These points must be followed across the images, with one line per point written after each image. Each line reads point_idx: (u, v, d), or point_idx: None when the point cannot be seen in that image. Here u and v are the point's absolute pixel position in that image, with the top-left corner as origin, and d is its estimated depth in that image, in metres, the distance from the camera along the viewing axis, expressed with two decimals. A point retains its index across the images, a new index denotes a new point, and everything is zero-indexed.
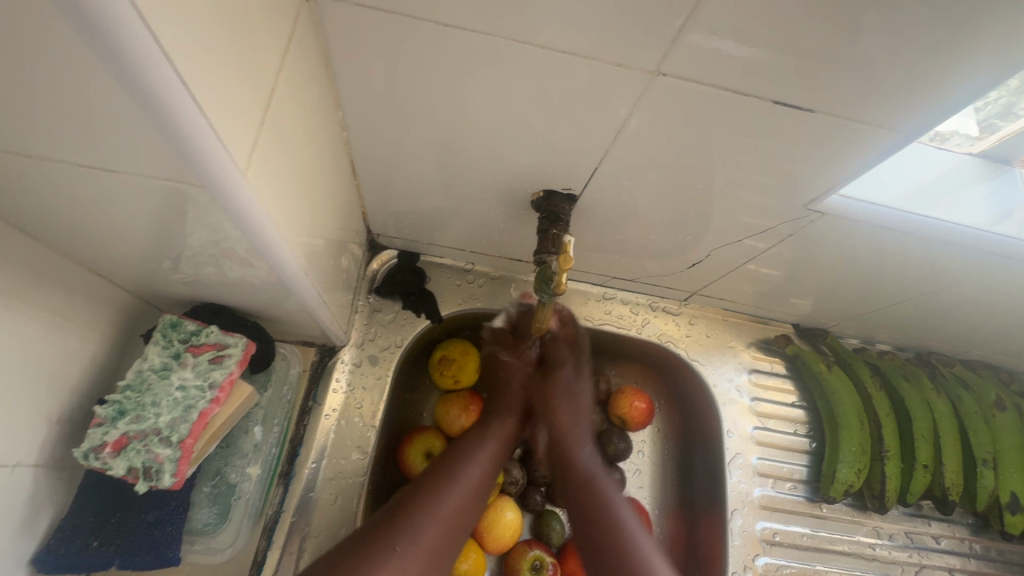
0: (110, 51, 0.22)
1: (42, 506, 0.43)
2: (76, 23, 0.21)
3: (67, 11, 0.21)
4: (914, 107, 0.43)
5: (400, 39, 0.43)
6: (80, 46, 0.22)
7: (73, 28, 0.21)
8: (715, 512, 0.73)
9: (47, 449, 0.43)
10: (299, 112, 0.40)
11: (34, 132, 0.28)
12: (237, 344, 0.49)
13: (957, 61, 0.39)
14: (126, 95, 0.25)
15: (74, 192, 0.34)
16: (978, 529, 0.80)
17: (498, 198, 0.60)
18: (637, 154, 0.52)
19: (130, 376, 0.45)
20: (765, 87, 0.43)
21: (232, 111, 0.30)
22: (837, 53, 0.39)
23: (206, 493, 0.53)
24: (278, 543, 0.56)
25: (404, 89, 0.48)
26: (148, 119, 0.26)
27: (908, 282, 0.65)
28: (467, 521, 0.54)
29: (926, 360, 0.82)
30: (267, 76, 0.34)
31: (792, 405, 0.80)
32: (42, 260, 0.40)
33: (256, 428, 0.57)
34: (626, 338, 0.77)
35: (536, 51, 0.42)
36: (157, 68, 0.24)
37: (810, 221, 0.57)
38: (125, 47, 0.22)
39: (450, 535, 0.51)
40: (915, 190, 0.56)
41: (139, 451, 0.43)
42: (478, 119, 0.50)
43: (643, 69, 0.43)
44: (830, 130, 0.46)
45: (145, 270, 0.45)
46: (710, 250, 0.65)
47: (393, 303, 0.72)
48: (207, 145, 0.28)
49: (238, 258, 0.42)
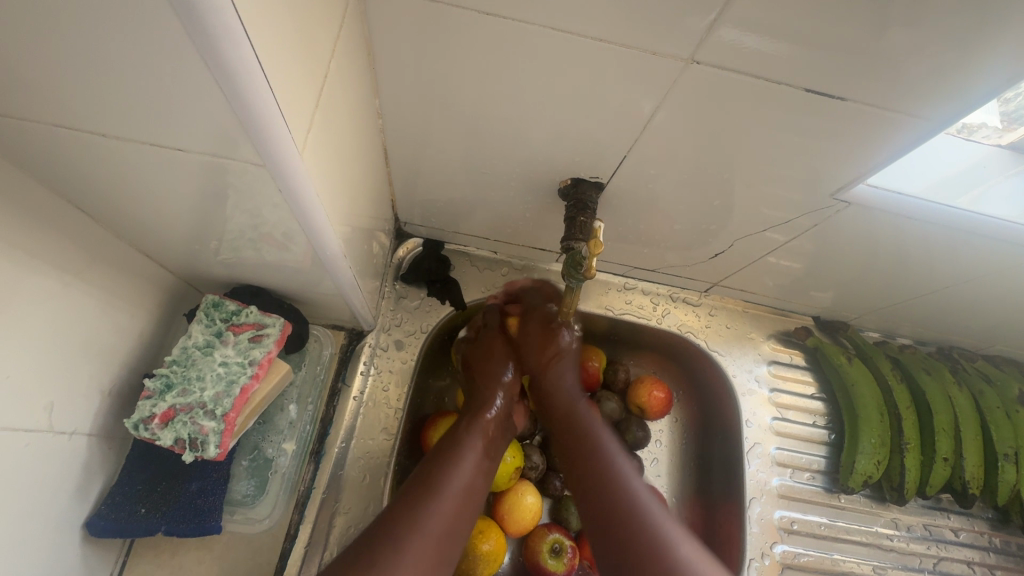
0: (198, 28, 0.24)
1: (94, 474, 0.45)
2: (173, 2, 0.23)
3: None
4: (946, 97, 0.43)
5: (437, 27, 0.44)
6: (175, 29, 0.24)
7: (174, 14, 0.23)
8: (733, 500, 0.74)
9: (98, 420, 0.45)
10: (344, 100, 0.42)
11: (104, 108, 0.29)
12: (275, 324, 0.50)
13: (993, 49, 0.39)
14: (209, 76, 0.26)
15: (133, 173, 0.35)
16: (998, 523, 0.80)
17: (525, 187, 0.61)
18: (664, 144, 0.52)
19: (176, 353, 0.47)
20: (797, 77, 0.43)
21: (292, 92, 0.32)
22: (871, 41, 0.39)
23: (244, 466, 0.57)
24: (310, 518, 0.57)
25: (438, 78, 0.49)
26: (223, 95, 0.27)
27: (932, 274, 0.65)
28: (473, 503, 0.54)
29: (948, 355, 0.82)
30: (320, 63, 0.35)
31: (810, 397, 0.80)
32: (96, 240, 0.42)
33: (290, 407, 0.61)
34: (646, 328, 0.78)
35: (570, 40, 0.43)
36: (237, 45, 0.25)
37: (835, 212, 0.57)
38: (217, 30, 0.24)
39: (457, 519, 0.52)
40: (942, 181, 0.56)
41: (185, 423, 0.45)
42: (509, 108, 0.51)
43: (675, 58, 0.43)
44: (862, 119, 0.46)
45: (190, 251, 0.47)
46: (733, 241, 0.66)
47: (418, 290, 0.73)
48: (272, 122, 0.30)
49: (277, 243, 0.44)
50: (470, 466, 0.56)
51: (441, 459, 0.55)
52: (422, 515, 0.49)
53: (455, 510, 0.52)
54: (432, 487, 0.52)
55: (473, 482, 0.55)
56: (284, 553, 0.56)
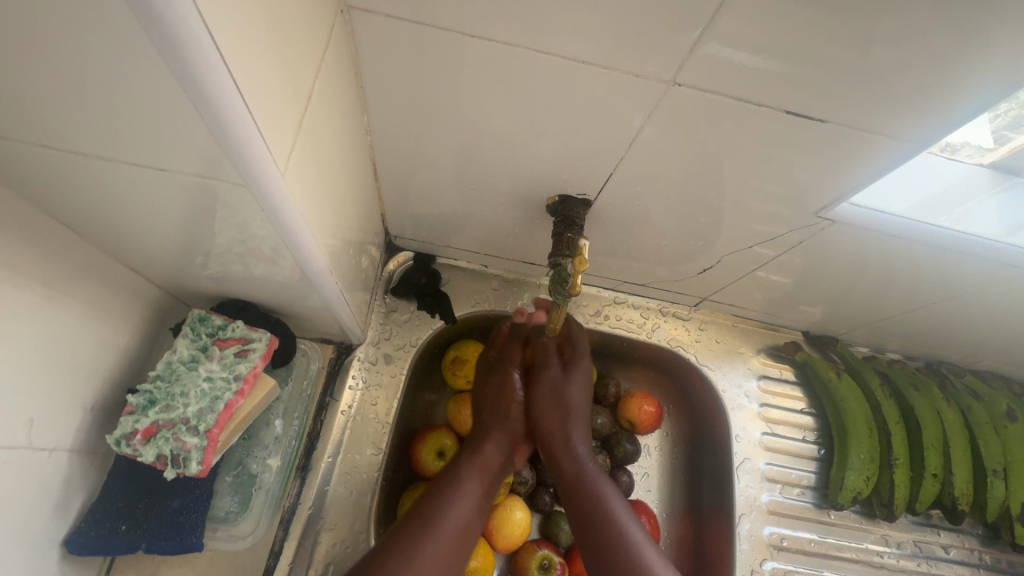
0: (168, 46, 0.24)
1: (75, 490, 0.45)
2: (141, 21, 0.23)
3: (143, 21, 0.23)
4: (921, 117, 0.44)
5: (424, 45, 0.44)
6: (149, 51, 0.24)
7: (145, 36, 0.24)
8: (723, 516, 0.74)
9: (81, 435, 0.45)
10: (330, 120, 0.42)
11: (87, 128, 0.30)
12: (261, 339, 0.50)
13: (964, 72, 0.40)
14: (186, 99, 0.27)
15: (118, 190, 0.36)
16: (988, 540, 0.80)
17: (514, 201, 0.62)
18: (650, 162, 0.53)
19: (160, 367, 0.47)
20: (776, 97, 0.44)
21: (271, 108, 0.32)
22: (848, 62, 0.40)
23: (227, 483, 0.56)
24: (294, 535, 0.57)
25: (426, 96, 0.49)
26: (199, 115, 0.28)
27: (917, 290, 0.66)
28: (471, 540, 0.55)
29: (936, 370, 0.82)
30: (303, 84, 0.36)
31: (800, 412, 0.80)
32: (81, 254, 0.42)
33: (277, 422, 0.59)
34: (636, 342, 0.78)
35: (555, 59, 0.44)
36: (210, 62, 0.26)
37: (819, 228, 0.58)
38: (193, 53, 0.25)
39: (457, 551, 0.53)
40: (925, 199, 0.57)
41: (167, 439, 0.45)
42: (497, 126, 0.52)
43: (657, 77, 0.44)
44: (840, 138, 0.47)
45: (177, 265, 0.47)
46: (721, 255, 0.66)
47: (408, 304, 0.73)
48: (250, 139, 0.30)
49: (266, 256, 0.44)
50: (470, 498, 0.57)
51: (441, 491, 0.56)
52: (417, 549, 0.50)
53: (452, 546, 0.53)
54: (428, 522, 0.53)
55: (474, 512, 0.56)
56: (268, 569, 0.55)
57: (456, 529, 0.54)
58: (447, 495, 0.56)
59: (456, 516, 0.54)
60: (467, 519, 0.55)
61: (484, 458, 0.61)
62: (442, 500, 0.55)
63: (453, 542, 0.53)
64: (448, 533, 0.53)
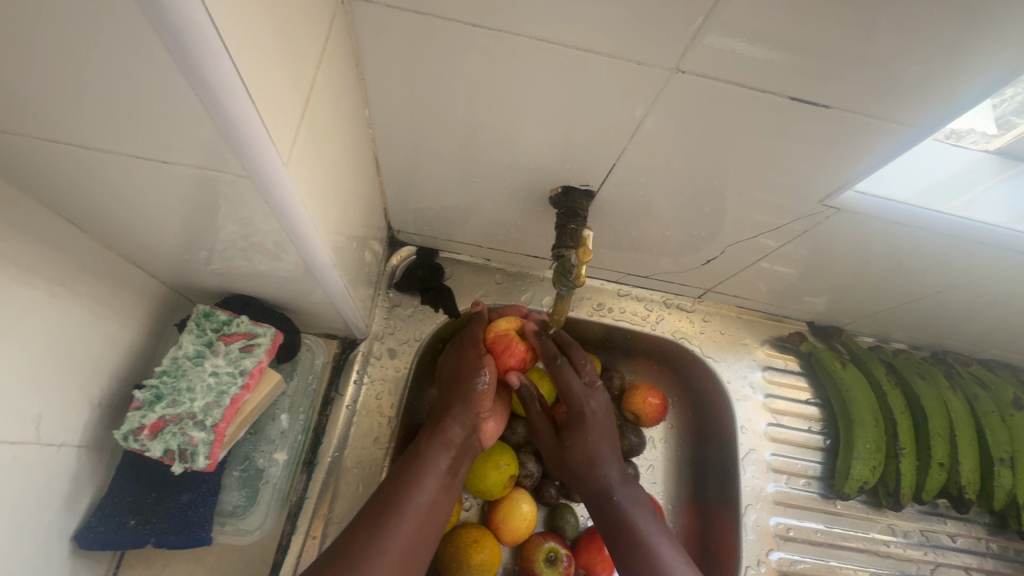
0: (174, 39, 0.24)
1: (84, 485, 0.45)
2: (149, 14, 0.23)
3: (150, 14, 0.23)
4: (928, 103, 0.43)
5: (424, 37, 0.44)
6: (155, 45, 0.24)
7: (152, 29, 0.24)
8: (729, 507, 0.74)
9: (89, 431, 0.45)
10: (331, 112, 0.42)
11: (89, 121, 0.29)
12: (266, 334, 0.50)
13: (971, 57, 0.40)
14: (192, 92, 0.27)
15: (122, 187, 0.36)
16: (995, 528, 0.80)
17: (517, 194, 0.62)
18: (653, 153, 0.53)
19: (166, 363, 0.47)
20: (780, 86, 0.44)
21: (276, 101, 0.32)
22: (853, 49, 0.40)
23: (235, 477, 0.55)
24: (302, 529, 0.58)
25: (427, 89, 0.49)
26: (205, 109, 0.28)
27: (921, 279, 0.66)
28: (437, 520, 0.55)
29: (942, 359, 0.82)
30: (304, 76, 0.35)
31: (805, 402, 0.80)
32: (85, 251, 0.42)
33: (283, 416, 0.59)
34: (640, 334, 0.78)
35: (557, 49, 0.43)
36: (216, 55, 0.25)
37: (824, 217, 0.58)
38: (197, 46, 0.25)
39: (422, 532, 0.53)
40: (931, 186, 0.56)
41: (174, 434, 0.45)
42: (498, 118, 0.51)
43: (660, 66, 0.43)
44: (847, 126, 0.46)
45: (180, 261, 0.47)
46: (725, 246, 0.66)
47: (411, 298, 0.73)
48: (255, 133, 0.30)
49: (270, 250, 0.44)
50: (433, 480, 0.56)
51: (404, 474, 0.55)
52: (381, 533, 0.50)
53: (416, 529, 0.52)
54: (392, 503, 0.52)
55: (439, 493, 0.56)
56: (276, 564, 0.56)
57: (420, 510, 0.53)
58: (410, 480, 0.54)
59: (420, 497, 0.54)
60: (431, 501, 0.54)
61: (446, 436, 0.59)
62: (404, 482, 0.54)
63: (418, 523, 0.53)
64: (412, 515, 0.52)
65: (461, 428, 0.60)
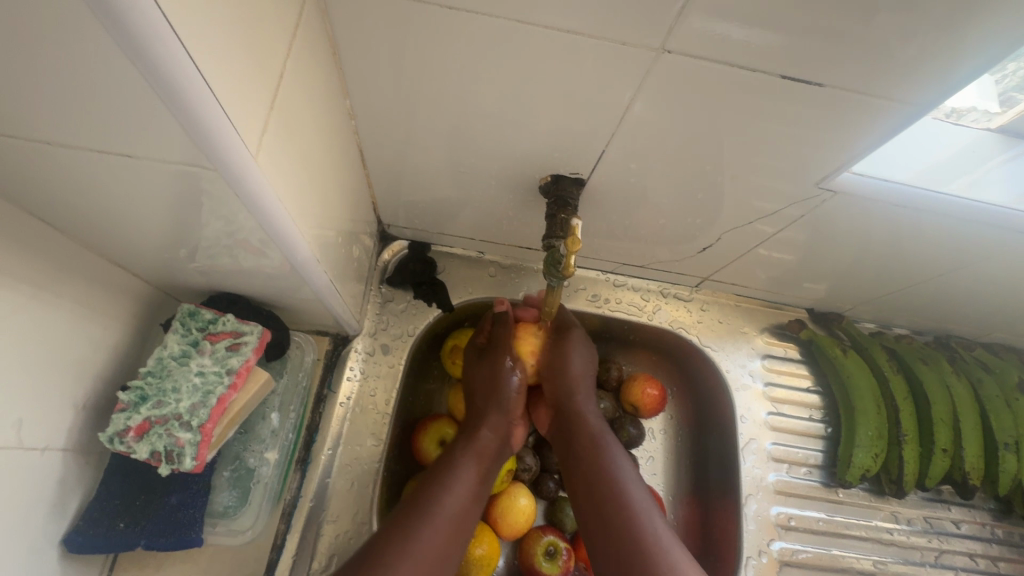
0: (125, 36, 0.23)
1: (71, 489, 0.44)
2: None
3: (97, 12, 0.22)
4: (925, 80, 0.42)
5: (403, 23, 0.42)
6: (107, 44, 0.23)
7: (101, 27, 0.23)
8: (729, 497, 0.73)
9: (74, 435, 0.44)
10: (306, 102, 0.41)
11: (47, 118, 0.28)
12: (253, 331, 0.50)
13: (971, 31, 0.38)
14: (151, 91, 0.26)
15: (93, 186, 0.35)
16: (1001, 514, 0.79)
17: (506, 184, 0.60)
18: (643, 140, 0.51)
19: (151, 363, 0.46)
20: (772, 65, 0.42)
21: (241, 94, 0.31)
22: (847, 26, 0.38)
23: (225, 477, 0.55)
24: (296, 528, 0.57)
25: (409, 78, 0.48)
26: (167, 109, 0.27)
27: (921, 263, 0.65)
28: (467, 526, 0.54)
29: (945, 344, 0.80)
30: (273, 64, 0.34)
31: (806, 390, 0.79)
32: (61, 253, 0.41)
33: (273, 415, 0.58)
34: (638, 325, 0.77)
35: (539, 32, 0.42)
36: (170, 50, 0.24)
37: (821, 201, 0.56)
38: (151, 43, 0.24)
39: (451, 540, 0.52)
40: (932, 167, 0.55)
41: (161, 435, 0.44)
42: (484, 107, 0.50)
43: (647, 48, 0.42)
44: (842, 106, 0.45)
45: (162, 260, 0.46)
46: (721, 234, 0.64)
47: (404, 293, 0.72)
48: (221, 130, 0.29)
49: (254, 247, 0.43)
50: (466, 486, 0.56)
51: (436, 480, 0.55)
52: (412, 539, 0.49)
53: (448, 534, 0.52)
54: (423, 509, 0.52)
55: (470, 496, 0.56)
56: (271, 563, 0.55)
57: (450, 518, 0.53)
58: (442, 485, 0.55)
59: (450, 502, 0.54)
60: (462, 507, 0.54)
61: (478, 443, 0.60)
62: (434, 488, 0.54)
63: (449, 531, 0.52)
64: (443, 522, 0.52)
65: (492, 436, 0.61)
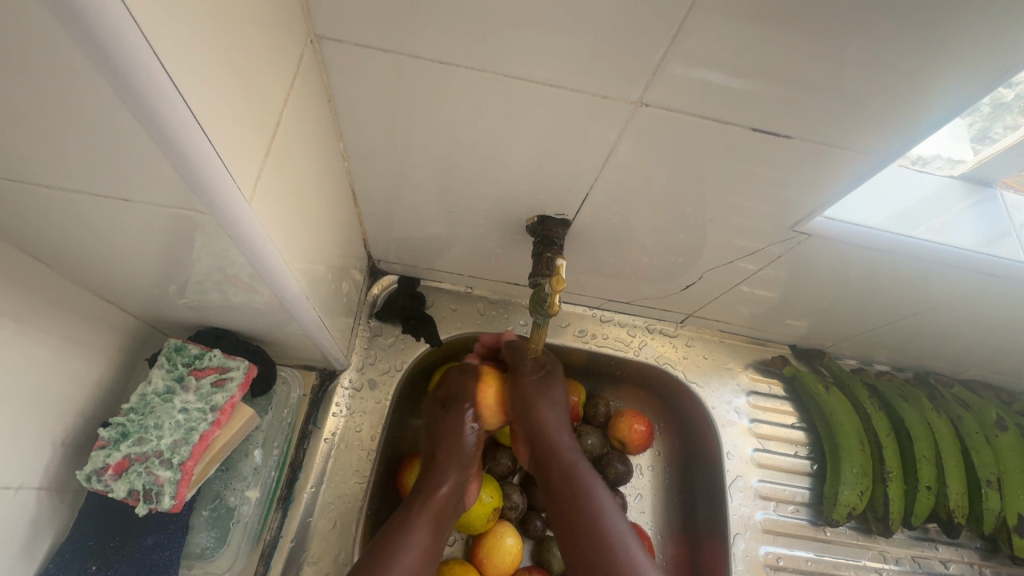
0: (130, 93, 0.25)
1: (44, 529, 0.43)
2: (86, 50, 0.23)
3: (105, 72, 0.24)
4: (885, 132, 0.45)
5: (395, 75, 0.45)
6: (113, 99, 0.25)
7: (107, 84, 0.24)
8: (717, 537, 0.72)
9: (50, 473, 0.43)
10: (302, 146, 0.43)
11: (48, 162, 0.29)
12: (239, 367, 0.50)
13: (925, 88, 0.41)
14: (151, 139, 0.27)
15: (87, 225, 0.36)
16: (988, 553, 0.78)
17: (494, 223, 0.62)
18: (626, 182, 0.54)
19: (134, 400, 0.45)
20: (742, 118, 0.45)
21: (238, 140, 0.32)
22: (808, 84, 0.41)
23: (204, 517, 0.54)
24: (276, 570, 0.56)
25: (400, 123, 0.50)
26: (166, 157, 0.28)
27: (897, 302, 0.67)
28: None
29: (925, 380, 0.82)
30: (270, 112, 0.36)
31: (791, 426, 0.79)
32: (52, 287, 0.41)
33: (256, 451, 0.57)
34: (624, 360, 0.78)
35: (524, 84, 0.44)
36: (169, 102, 0.26)
37: (796, 242, 0.59)
38: (153, 97, 0.25)
39: None
40: (899, 213, 0.58)
41: (139, 474, 0.43)
42: (472, 150, 0.52)
43: (626, 100, 0.45)
44: (811, 154, 0.48)
45: (152, 295, 0.47)
46: (703, 271, 0.66)
47: (392, 327, 0.73)
48: (217, 174, 0.31)
49: (243, 283, 0.43)
50: (420, 544, 0.56)
51: (391, 538, 0.55)
52: None
53: None
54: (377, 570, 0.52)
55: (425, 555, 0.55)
56: None
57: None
58: (396, 544, 0.54)
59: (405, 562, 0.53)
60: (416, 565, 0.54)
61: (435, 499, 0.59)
62: (390, 549, 0.54)
63: None
64: None
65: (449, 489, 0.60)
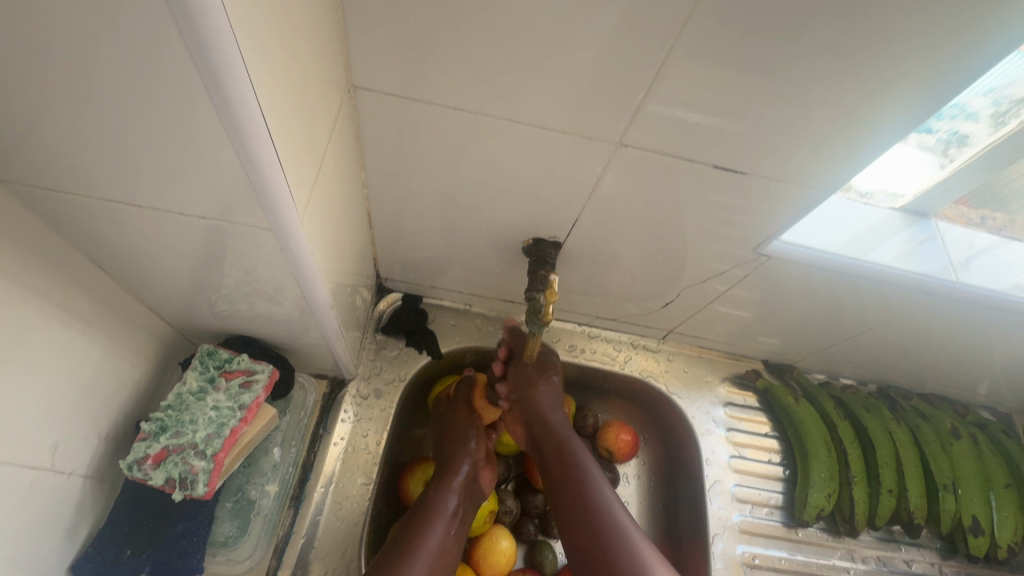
0: (237, 135, 0.31)
1: (85, 514, 0.48)
2: (221, 114, 0.30)
3: (225, 119, 0.31)
4: (828, 171, 0.53)
5: (412, 116, 0.53)
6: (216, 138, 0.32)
7: (222, 127, 0.31)
8: (698, 538, 0.77)
9: (94, 463, 0.48)
10: (336, 177, 0.50)
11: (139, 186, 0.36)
12: (264, 370, 0.55)
13: (858, 136, 0.50)
14: (243, 170, 0.34)
15: (152, 239, 0.42)
16: (948, 553, 0.84)
17: (493, 245, 0.69)
18: (610, 209, 0.61)
19: (171, 398, 0.51)
20: (706, 156, 0.53)
21: (299, 173, 0.39)
22: (759, 129, 0.50)
23: (227, 508, 0.60)
24: (287, 565, 0.60)
25: (414, 157, 0.57)
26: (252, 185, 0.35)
27: (854, 319, 0.74)
28: (448, 563, 0.58)
29: (886, 394, 0.89)
30: (318, 149, 0.43)
31: (765, 435, 0.86)
32: (109, 295, 0.47)
33: (274, 451, 0.64)
34: (611, 373, 0.84)
35: (522, 126, 0.52)
36: (262, 146, 0.33)
37: (758, 264, 0.66)
38: (254, 140, 0.32)
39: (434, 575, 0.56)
40: (851, 239, 0.66)
41: (176, 463, 0.48)
42: (476, 181, 0.60)
43: (608, 141, 0.53)
44: (768, 188, 0.56)
45: (191, 305, 0.52)
46: (680, 290, 0.73)
47: (396, 341, 0.79)
48: (285, 202, 0.37)
49: (267, 296, 0.50)
50: (443, 526, 0.60)
51: (416, 521, 0.59)
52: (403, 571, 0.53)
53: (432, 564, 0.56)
54: (406, 548, 0.56)
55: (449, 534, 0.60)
56: None
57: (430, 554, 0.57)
58: (419, 526, 0.59)
59: (430, 540, 0.58)
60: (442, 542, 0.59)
61: (453, 485, 0.64)
62: (417, 529, 0.58)
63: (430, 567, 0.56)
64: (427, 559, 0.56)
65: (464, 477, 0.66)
